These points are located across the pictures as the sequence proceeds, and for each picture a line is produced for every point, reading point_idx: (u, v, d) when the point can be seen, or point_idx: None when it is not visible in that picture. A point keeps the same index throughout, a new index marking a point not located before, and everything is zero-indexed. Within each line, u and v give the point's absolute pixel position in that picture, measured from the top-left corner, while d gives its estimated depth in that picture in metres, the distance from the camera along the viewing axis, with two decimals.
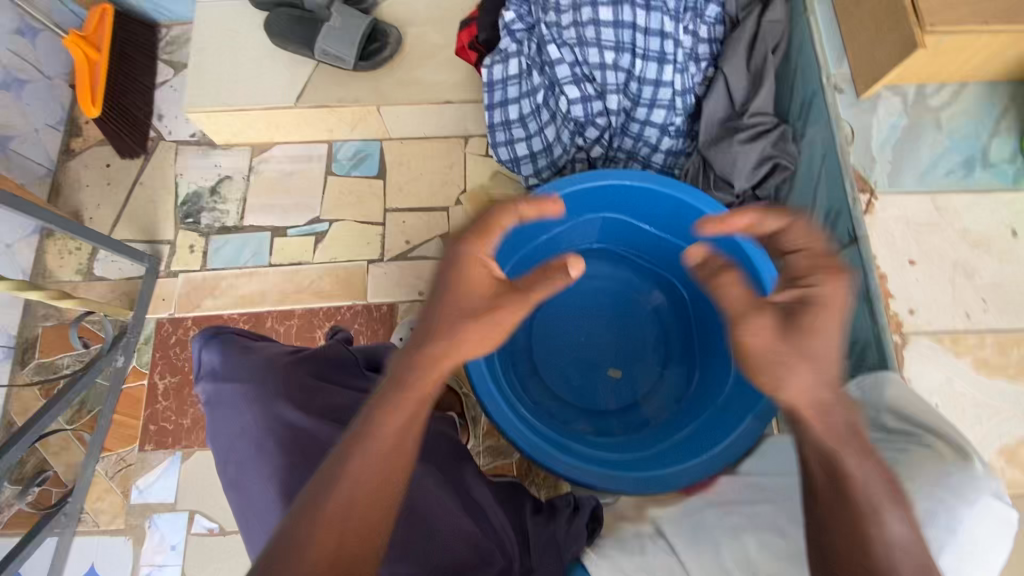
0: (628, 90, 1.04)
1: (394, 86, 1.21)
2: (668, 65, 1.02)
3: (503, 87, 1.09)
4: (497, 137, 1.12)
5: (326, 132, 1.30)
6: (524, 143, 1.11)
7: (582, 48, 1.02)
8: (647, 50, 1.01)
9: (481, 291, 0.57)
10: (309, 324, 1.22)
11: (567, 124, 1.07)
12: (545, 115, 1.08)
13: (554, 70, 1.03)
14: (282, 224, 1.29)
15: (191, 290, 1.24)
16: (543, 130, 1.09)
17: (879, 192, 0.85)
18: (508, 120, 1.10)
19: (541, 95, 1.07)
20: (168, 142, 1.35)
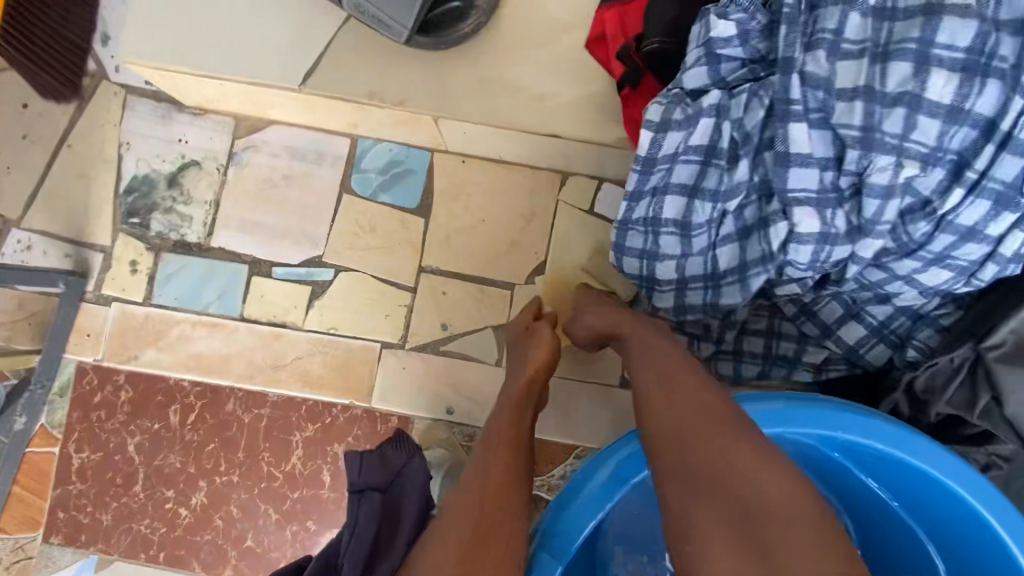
0: (904, 233, 0.54)
1: (468, 86, 0.71)
2: (1014, 214, 0.50)
3: (670, 165, 0.58)
4: (628, 239, 0.62)
5: (349, 125, 0.82)
6: (673, 264, 0.62)
7: (860, 145, 0.50)
8: (987, 177, 0.49)
9: (520, 327, 0.73)
10: (285, 421, 0.84)
11: (769, 262, 0.57)
12: (730, 230, 0.58)
13: (784, 171, 0.52)
14: (265, 256, 0.86)
15: (127, 331, 0.86)
16: (715, 252, 0.60)
17: None
18: (656, 220, 0.60)
19: (738, 200, 0.56)
20: (112, 83, 0.88)
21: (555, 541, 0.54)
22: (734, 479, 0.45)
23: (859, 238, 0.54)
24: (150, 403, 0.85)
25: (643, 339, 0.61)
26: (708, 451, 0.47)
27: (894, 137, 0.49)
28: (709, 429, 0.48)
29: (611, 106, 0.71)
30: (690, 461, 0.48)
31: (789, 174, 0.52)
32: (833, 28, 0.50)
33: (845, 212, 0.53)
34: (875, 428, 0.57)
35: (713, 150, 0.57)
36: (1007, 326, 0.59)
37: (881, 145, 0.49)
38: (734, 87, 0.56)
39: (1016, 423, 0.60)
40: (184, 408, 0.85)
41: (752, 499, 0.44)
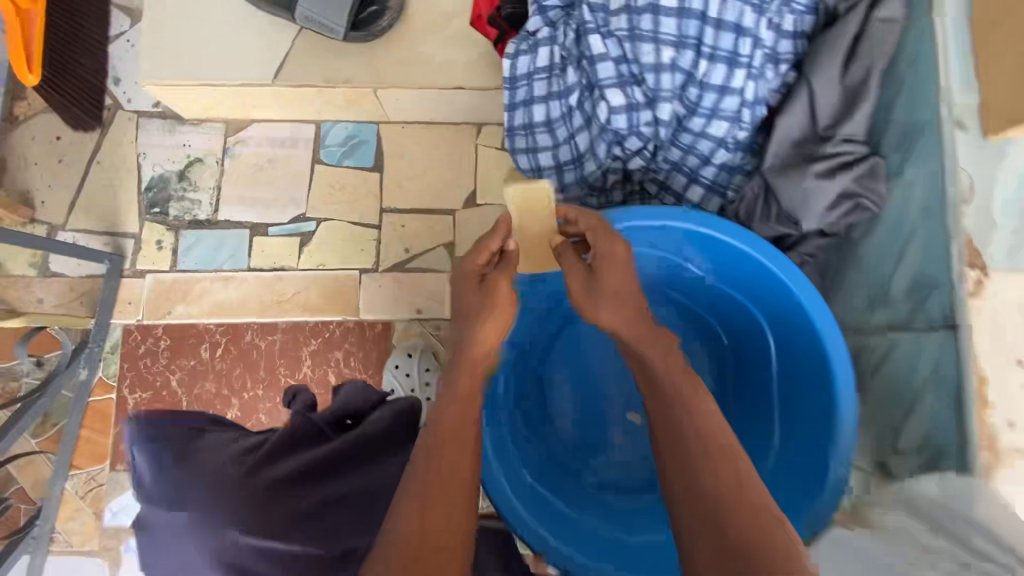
0: (685, 96, 0.85)
1: (393, 63, 0.99)
2: (741, 69, 0.81)
3: (528, 82, 0.87)
4: (516, 142, 0.91)
5: (313, 112, 1.10)
6: (549, 153, 0.91)
7: (632, 41, 0.82)
8: (715, 48, 0.81)
9: (472, 281, 0.71)
10: (293, 341, 1.08)
11: (603, 133, 0.87)
12: (578, 120, 0.88)
13: (595, 68, 0.83)
14: (261, 221, 1.11)
15: (160, 294, 1.10)
16: (575, 138, 0.89)
17: (992, 269, 0.68)
18: (531, 123, 0.89)
19: (576, 96, 0.86)
20: (126, 112, 1.15)
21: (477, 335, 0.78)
22: (727, 509, 0.52)
23: (655, 104, 0.84)
24: (185, 346, 1.08)
25: (629, 328, 0.68)
26: (714, 481, 0.54)
27: (649, 32, 0.81)
28: (709, 468, 0.55)
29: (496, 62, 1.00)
30: (698, 489, 0.54)
31: (598, 67, 0.83)
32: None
33: (641, 89, 0.84)
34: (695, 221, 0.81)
35: (556, 68, 0.86)
36: (772, 150, 0.85)
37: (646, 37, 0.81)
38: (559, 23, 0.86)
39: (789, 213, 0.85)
40: (213, 345, 1.08)
41: (740, 533, 0.50)
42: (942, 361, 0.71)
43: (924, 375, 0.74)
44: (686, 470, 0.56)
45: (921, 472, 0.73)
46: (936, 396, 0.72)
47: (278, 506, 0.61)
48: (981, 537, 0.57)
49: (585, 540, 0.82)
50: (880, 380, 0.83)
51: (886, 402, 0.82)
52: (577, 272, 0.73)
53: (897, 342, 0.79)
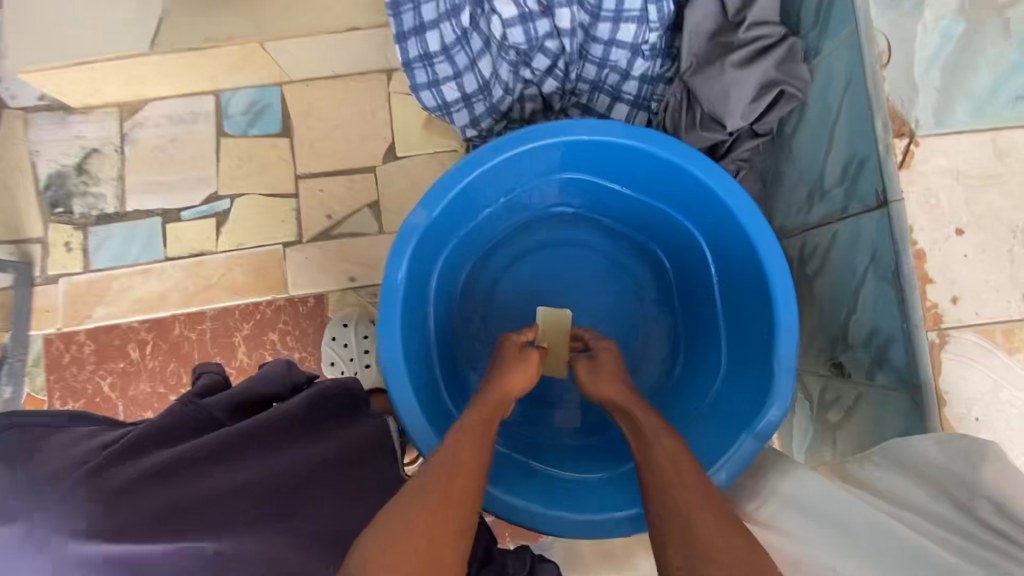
0: (585, 0, 0.79)
1: (278, 13, 0.92)
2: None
3: (414, 6, 0.79)
4: (416, 77, 0.84)
5: (208, 81, 1.02)
6: (453, 84, 0.84)
7: None
8: None
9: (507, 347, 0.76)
10: (225, 327, 1.02)
11: (504, 53, 0.82)
12: (476, 43, 0.82)
13: None
14: (172, 206, 1.05)
15: (77, 298, 1.03)
16: (477, 64, 0.83)
17: (921, 134, 0.62)
18: (428, 53, 0.82)
19: (468, 15, 0.80)
20: (11, 109, 1.07)
21: (386, 293, 0.71)
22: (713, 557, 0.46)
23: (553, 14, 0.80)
24: (113, 348, 1.03)
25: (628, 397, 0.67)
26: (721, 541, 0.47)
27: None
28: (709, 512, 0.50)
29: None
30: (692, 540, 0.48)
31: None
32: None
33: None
34: (608, 131, 0.72)
35: None
36: (687, 49, 0.80)
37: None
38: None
39: (712, 114, 0.80)
40: (141, 343, 1.03)
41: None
42: (879, 241, 0.66)
43: (863, 262, 0.69)
44: (682, 531, 0.49)
45: (871, 365, 0.69)
46: (878, 280, 0.67)
47: (149, 502, 0.49)
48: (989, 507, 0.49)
49: (556, 498, 0.76)
50: (826, 278, 0.78)
51: (832, 302, 0.77)
52: (584, 361, 0.75)
53: (837, 234, 0.74)
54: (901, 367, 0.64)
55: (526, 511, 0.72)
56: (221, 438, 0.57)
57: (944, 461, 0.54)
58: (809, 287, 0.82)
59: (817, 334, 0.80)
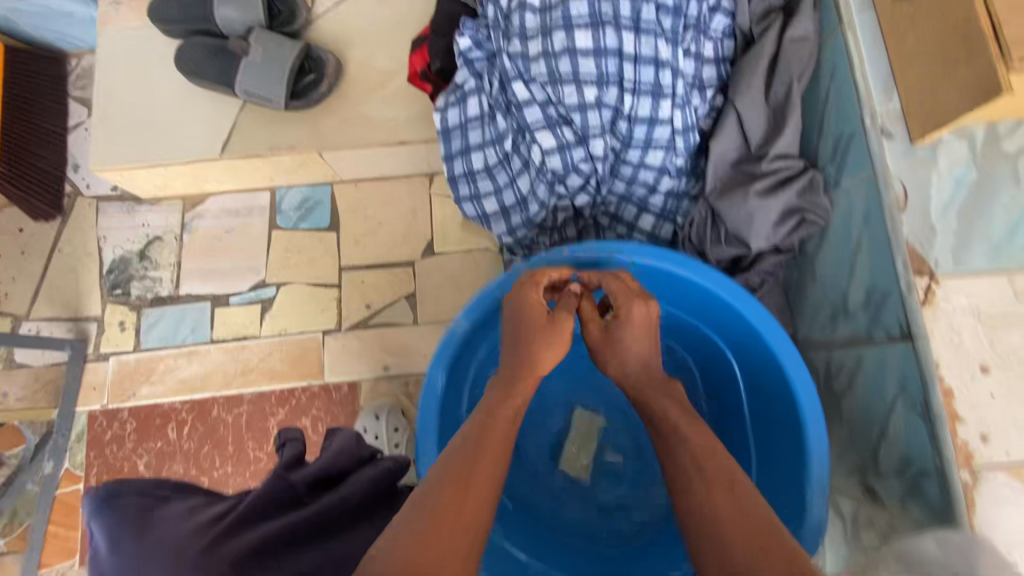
0: (616, 130, 0.85)
1: (336, 126, 1.01)
2: (665, 100, 0.83)
3: (463, 132, 0.91)
4: (460, 190, 0.93)
5: (266, 180, 1.11)
6: (493, 198, 0.92)
7: (552, 84, 0.83)
8: (637, 82, 0.82)
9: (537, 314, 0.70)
10: (260, 411, 1.06)
11: (540, 174, 0.88)
12: (516, 163, 0.89)
13: (522, 113, 0.85)
14: (222, 291, 1.11)
15: (124, 376, 1.08)
16: (516, 182, 0.90)
17: (940, 275, 0.66)
18: (472, 171, 0.91)
19: (509, 141, 0.89)
20: (86, 198, 1.17)
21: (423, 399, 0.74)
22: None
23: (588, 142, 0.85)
24: (152, 427, 1.07)
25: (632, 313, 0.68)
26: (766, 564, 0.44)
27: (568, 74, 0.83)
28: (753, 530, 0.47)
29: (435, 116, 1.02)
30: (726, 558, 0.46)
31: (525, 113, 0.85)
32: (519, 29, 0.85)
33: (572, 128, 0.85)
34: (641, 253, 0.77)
35: (485, 116, 0.90)
36: (711, 174, 0.84)
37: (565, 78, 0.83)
38: (485, 77, 0.89)
39: (737, 234, 0.84)
40: (179, 423, 1.06)
41: None
42: (905, 372, 0.68)
43: (892, 389, 0.71)
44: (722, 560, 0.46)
45: (903, 494, 0.69)
46: (907, 410, 0.68)
47: None
48: None
49: None
50: (853, 396, 0.79)
51: (860, 422, 0.78)
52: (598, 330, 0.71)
53: (863, 357, 0.76)
54: (936, 502, 0.64)
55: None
56: (304, 521, 0.64)
57: (942, 556, 0.57)
58: (836, 402, 0.83)
59: (847, 453, 0.80)
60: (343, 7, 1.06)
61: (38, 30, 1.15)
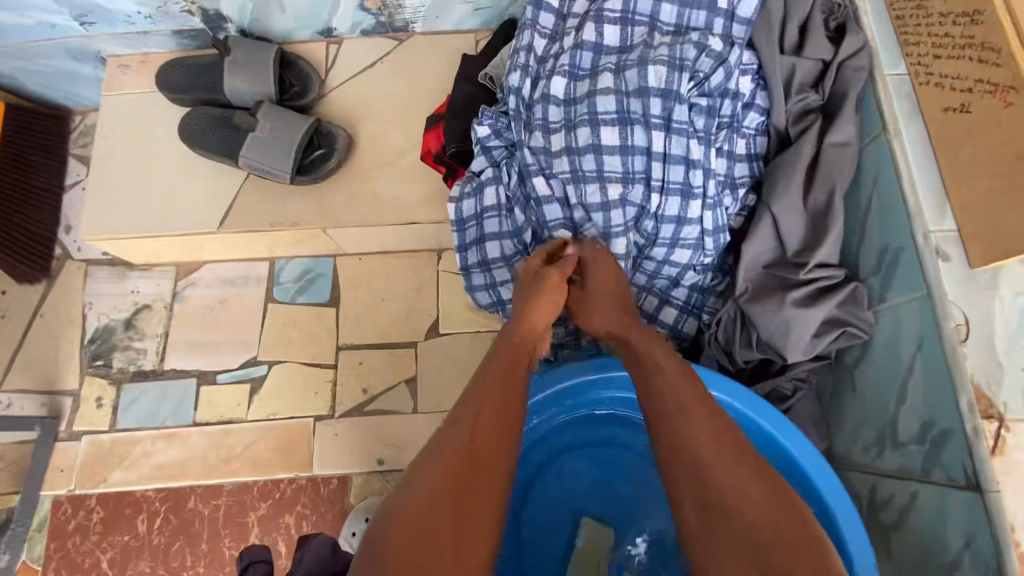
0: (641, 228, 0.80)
1: (343, 203, 0.96)
2: (695, 201, 0.77)
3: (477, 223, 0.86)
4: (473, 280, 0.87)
5: (265, 251, 1.06)
6: (508, 290, 0.86)
7: (575, 180, 0.79)
8: (665, 180, 0.77)
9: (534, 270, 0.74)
10: (240, 505, 0.97)
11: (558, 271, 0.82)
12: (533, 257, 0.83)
13: (542, 209, 0.80)
14: (209, 367, 1.04)
15: (96, 458, 1.00)
16: None
17: (1010, 418, 0.58)
18: (486, 262, 0.85)
19: (527, 236, 0.83)
20: (76, 261, 1.11)
21: None
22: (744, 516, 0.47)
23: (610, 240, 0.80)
24: (120, 518, 0.97)
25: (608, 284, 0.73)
26: (760, 524, 0.46)
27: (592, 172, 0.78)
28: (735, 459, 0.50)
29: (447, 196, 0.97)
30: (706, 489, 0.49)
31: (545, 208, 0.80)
32: (543, 125, 0.81)
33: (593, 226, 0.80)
34: None
35: (503, 207, 0.84)
36: (742, 276, 0.78)
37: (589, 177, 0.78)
38: (503, 165, 0.85)
39: (770, 344, 0.77)
40: (151, 515, 0.97)
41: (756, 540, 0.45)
42: (973, 526, 0.60)
43: (954, 541, 0.62)
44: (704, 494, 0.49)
45: None
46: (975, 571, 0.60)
47: None
48: None
49: None
50: (905, 536, 0.70)
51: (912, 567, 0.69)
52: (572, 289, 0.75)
53: (917, 494, 0.68)
54: None
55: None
56: None
57: None
58: (883, 536, 0.74)
59: None
60: (358, 80, 1.03)
61: (44, 88, 1.13)
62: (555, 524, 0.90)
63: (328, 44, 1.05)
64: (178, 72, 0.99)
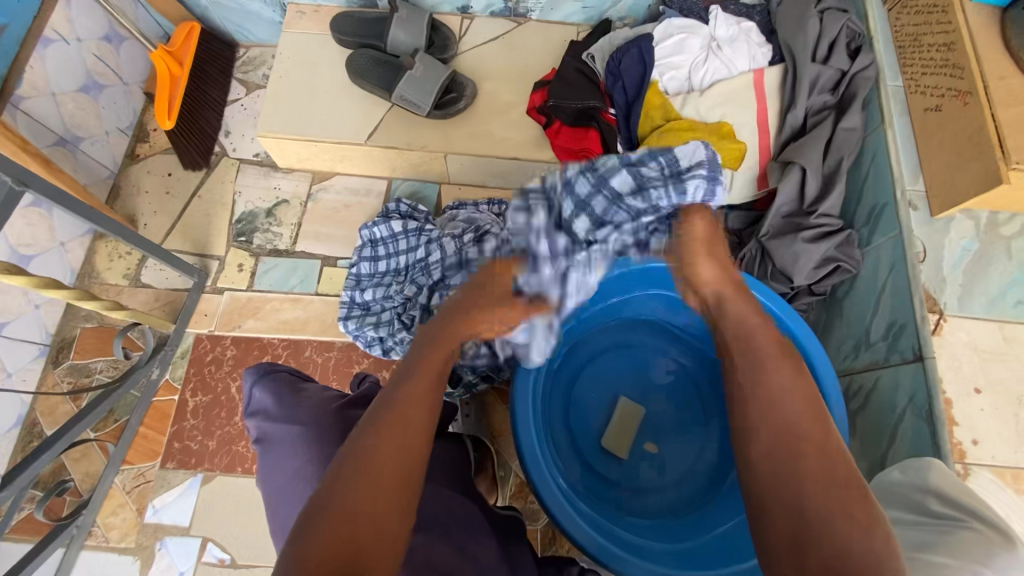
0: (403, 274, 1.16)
1: (463, 135, 1.24)
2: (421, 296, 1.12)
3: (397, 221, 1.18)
4: (359, 268, 1.18)
5: (388, 170, 1.33)
6: (356, 281, 1.17)
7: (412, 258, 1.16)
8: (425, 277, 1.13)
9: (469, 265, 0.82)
10: (348, 358, 1.21)
11: (361, 279, 1.18)
12: (372, 268, 1.18)
13: (379, 263, 1.18)
14: (332, 254, 1.29)
15: (234, 309, 1.25)
16: (365, 268, 1.18)
17: (948, 314, 0.86)
18: (367, 272, 1.18)
19: (376, 263, 1.18)
20: (231, 158, 1.38)
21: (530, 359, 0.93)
22: (834, 531, 0.51)
23: (404, 249, 1.18)
24: (250, 356, 1.22)
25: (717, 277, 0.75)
26: (840, 528, 0.51)
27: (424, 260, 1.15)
28: (825, 455, 0.56)
29: (544, 141, 1.24)
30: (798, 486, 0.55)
31: (381, 230, 1.18)
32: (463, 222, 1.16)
33: (405, 238, 1.17)
34: None
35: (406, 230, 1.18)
36: (768, 221, 1.06)
37: (372, 279, 1.18)
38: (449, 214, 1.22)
39: (783, 269, 1.04)
40: (274, 357, 1.21)
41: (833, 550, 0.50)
42: (914, 389, 0.85)
43: (900, 403, 0.88)
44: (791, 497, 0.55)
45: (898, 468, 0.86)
46: (914, 420, 0.85)
47: None
48: (934, 499, 0.71)
49: (624, 543, 0.90)
50: (867, 413, 0.95)
51: (872, 431, 0.94)
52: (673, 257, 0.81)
53: (879, 378, 0.93)
54: None
55: (606, 550, 0.86)
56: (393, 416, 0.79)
57: (908, 479, 0.76)
58: (851, 419, 0.99)
59: (856, 461, 0.96)
60: (483, 46, 1.31)
61: (225, 22, 1.39)
62: (597, 396, 1.12)
63: (462, 19, 1.33)
64: (350, 21, 1.28)
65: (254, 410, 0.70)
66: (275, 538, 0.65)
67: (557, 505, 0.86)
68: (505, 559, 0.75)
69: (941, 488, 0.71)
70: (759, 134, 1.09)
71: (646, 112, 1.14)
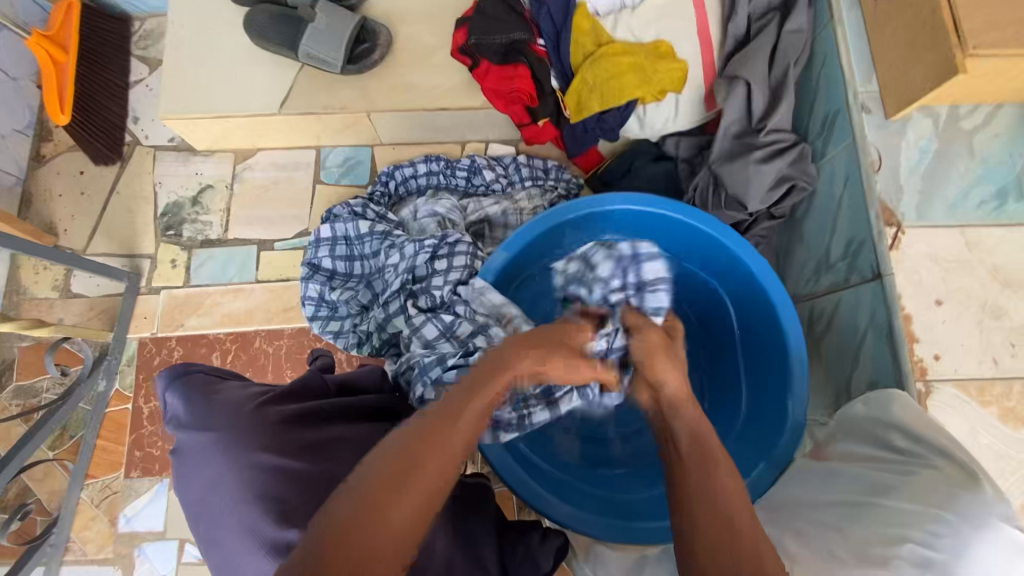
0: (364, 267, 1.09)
1: (384, 91, 1.14)
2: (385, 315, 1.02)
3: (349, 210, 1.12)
4: (318, 267, 1.09)
5: (313, 138, 1.23)
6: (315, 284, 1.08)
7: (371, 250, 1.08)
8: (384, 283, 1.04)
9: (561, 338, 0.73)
10: (300, 344, 1.17)
11: (319, 275, 1.09)
12: (339, 268, 1.09)
13: (333, 263, 1.09)
14: (268, 237, 1.22)
15: (174, 308, 1.19)
16: (326, 265, 1.09)
17: (906, 225, 0.80)
18: (328, 272, 1.09)
19: (338, 264, 1.09)
20: (145, 146, 1.27)
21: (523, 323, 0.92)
22: None
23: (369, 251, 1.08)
24: (198, 354, 1.17)
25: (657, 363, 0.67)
26: None
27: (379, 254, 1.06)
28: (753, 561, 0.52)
29: (473, 85, 1.14)
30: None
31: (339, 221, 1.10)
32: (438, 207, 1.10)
33: (370, 240, 1.08)
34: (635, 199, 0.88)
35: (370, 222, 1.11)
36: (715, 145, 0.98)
37: (337, 279, 1.09)
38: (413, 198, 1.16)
39: (736, 195, 0.97)
40: (224, 352, 1.17)
41: None
42: (874, 308, 0.81)
43: (861, 324, 0.84)
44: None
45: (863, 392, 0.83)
46: (875, 340, 0.81)
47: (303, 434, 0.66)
48: (898, 434, 0.67)
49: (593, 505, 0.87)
50: (831, 337, 0.91)
51: (835, 354, 0.90)
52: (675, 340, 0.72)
53: (840, 301, 0.89)
54: None
55: (574, 517, 0.82)
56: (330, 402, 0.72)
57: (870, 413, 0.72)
58: (816, 344, 0.95)
59: (823, 386, 0.93)
60: None
61: None
62: None
63: None
64: None
65: (170, 417, 0.65)
66: (204, 551, 0.61)
67: (511, 467, 0.83)
68: (459, 537, 0.73)
69: (905, 422, 0.67)
70: (701, 50, 0.99)
71: (575, 39, 1.03)
